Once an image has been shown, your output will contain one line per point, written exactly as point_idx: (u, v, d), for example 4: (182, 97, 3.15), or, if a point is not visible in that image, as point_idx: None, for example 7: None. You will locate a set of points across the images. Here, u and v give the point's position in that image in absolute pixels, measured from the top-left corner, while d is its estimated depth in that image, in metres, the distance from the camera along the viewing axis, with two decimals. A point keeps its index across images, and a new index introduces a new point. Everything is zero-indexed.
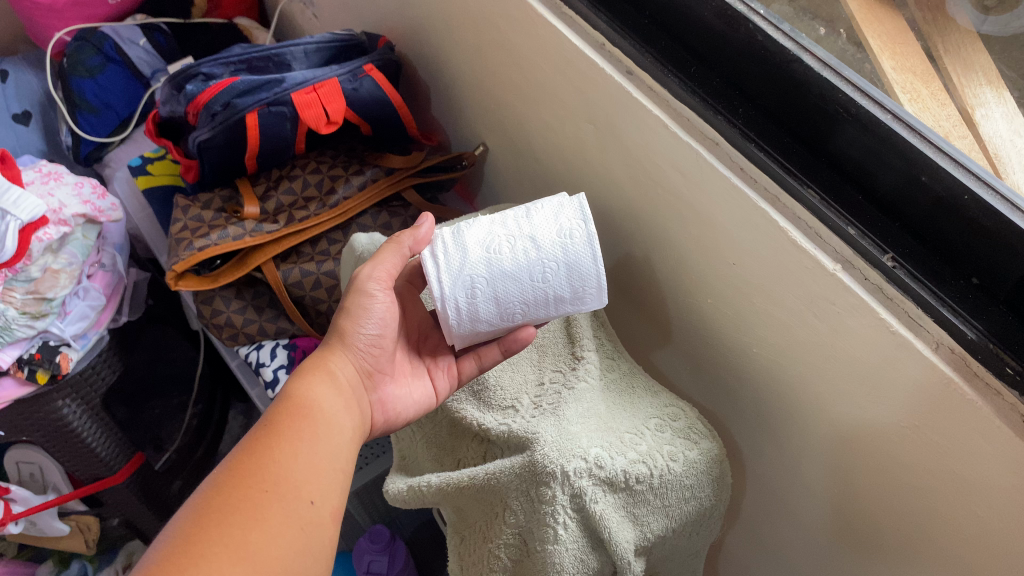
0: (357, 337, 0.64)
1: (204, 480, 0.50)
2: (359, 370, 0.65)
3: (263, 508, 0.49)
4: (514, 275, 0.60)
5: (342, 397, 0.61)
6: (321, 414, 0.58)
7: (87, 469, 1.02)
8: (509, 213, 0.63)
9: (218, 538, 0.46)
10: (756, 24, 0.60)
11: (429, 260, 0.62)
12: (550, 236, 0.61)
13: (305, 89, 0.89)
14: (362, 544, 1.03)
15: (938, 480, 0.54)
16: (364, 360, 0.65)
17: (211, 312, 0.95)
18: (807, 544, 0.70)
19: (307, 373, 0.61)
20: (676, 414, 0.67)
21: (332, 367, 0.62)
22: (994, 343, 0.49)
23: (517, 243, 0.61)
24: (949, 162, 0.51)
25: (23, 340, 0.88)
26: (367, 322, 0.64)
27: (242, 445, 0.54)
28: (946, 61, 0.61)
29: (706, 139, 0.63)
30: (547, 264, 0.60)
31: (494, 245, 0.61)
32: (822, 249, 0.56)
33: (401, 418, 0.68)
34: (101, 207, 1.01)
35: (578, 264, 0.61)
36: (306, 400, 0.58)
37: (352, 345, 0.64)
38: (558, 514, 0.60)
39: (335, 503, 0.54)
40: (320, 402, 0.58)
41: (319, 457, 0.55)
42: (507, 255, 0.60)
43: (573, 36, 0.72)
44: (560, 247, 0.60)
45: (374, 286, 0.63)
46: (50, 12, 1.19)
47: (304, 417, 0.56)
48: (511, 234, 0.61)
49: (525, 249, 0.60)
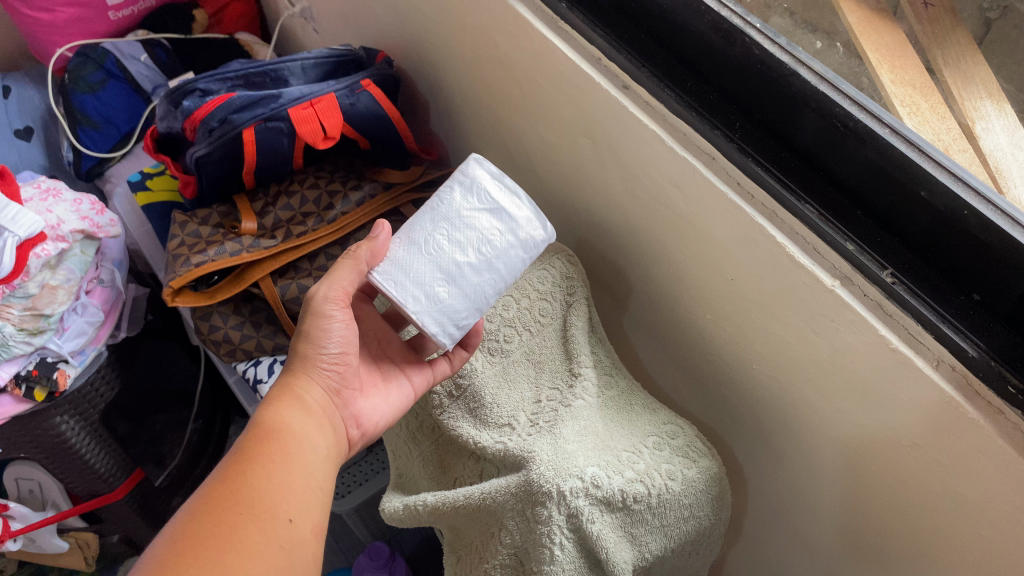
0: (320, 358, 0.62)
1: (180, 508, 0.49)
2: (327, 389, 0.63)
3: (238, 529, 0.48)
4: (499, 289, 0.63)
5: (313, 418, 0.60)
6: (292, 437, 0.57)
7: (86, 486, 1.03)
8: (466, 234, 0.61)
9: (193, 560, 0.45)
10: (752, 38, 0.60)
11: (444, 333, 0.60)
12: (512, 239, 0.62)
13: (302, 104, 0.89)
14: (362, 561, 1.02)
15: (941, 500, 0.53)
16: (332, 379, 0.63)
17: (209, 329, 0.94)
18: (812, 564, 0.68)
19: (275, 401, 0.59)
20: (674, 431, 0.67)
21: (299, 391, 0.60)
22: (994, 360, 0.48)
23: (478, 263, 0.61)
24: (949, 178, 0.50)
25: (20, 357, 0.89)
26: (327, 342, 0.62)
27: (214, 473, 0.52)
28: (946, 74, 0.61)
29: (702, 154, 0.62)
30: (518, 258, 0.62)
31: (462, 262, 0.60)
32: (820, 265, 0.55)
33: (378, 428, 0.67)
34: (100, 224, 1.00)
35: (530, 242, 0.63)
36: (277, 425, 0.57)
37: (315, 367, 0.62)
38: (554, 534, 0.59)
39: (315, 520, 0.53)
40: (290, 426, 0.57)
41: (296, 477, 0.54)
42: (483, 267, 0.61)
43: (570, 50, 0.72)
44: (513, 232, 0.62)
45: (330, 306, 0.62)
46: (51, 27, 1.20)
47: (276, 441, 0.56)
48: (479, 257, 0.61)
49: (496, 251, 0.61)
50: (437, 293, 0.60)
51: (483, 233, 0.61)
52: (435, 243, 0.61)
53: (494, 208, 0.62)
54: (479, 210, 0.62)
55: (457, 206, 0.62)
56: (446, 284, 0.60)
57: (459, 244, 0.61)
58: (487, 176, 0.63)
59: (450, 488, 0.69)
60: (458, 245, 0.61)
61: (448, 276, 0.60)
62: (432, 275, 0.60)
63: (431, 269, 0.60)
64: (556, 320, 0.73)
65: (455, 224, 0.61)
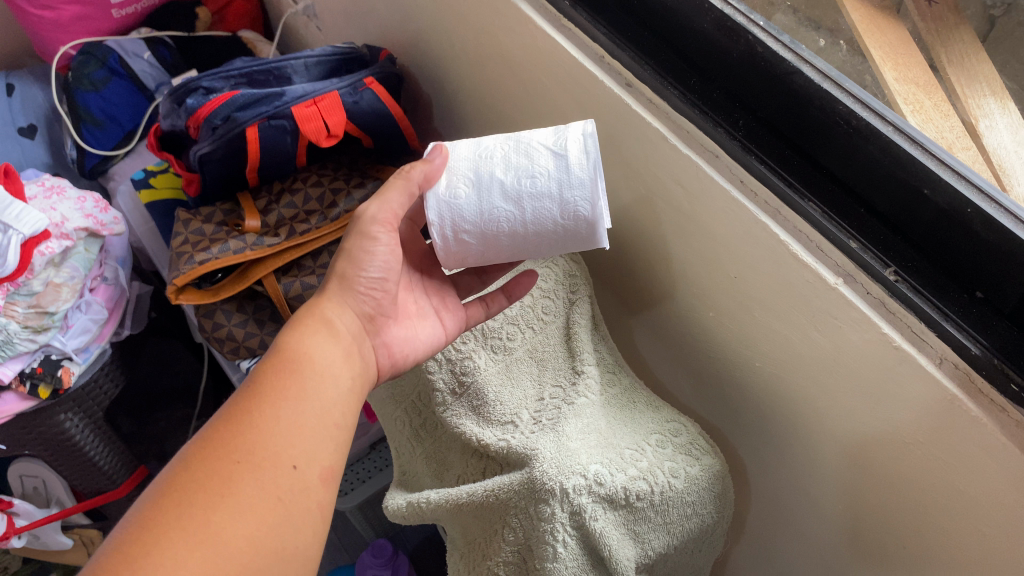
0: (357, 281, 0.62)
1: (183, 448, 0.50)
2: (359, 314, 0.63)
3: (236, 478, 0.49)
4: (511, 225, 0.58)
5: (339, 346, 0.60)
6: (312, 369, 0.56)
7: (89, 483, 1.05)
8: (518, 151, 0.59)
9: (186, 508, 0.46)
10: (756, 36, 0.60)
11: (432, 221, 0.59)
12: (554, 181, 0.57)
13: (306, 102, 0.89)
14: (366, 558, 1.03)
15: (942, 499, 0.53)
16: (367, 304, 0.64)
17: (212, 326, 0.95)
18: (814, 561, 0.69)
19: (304, 324, 0.59)
20: (676, 429, 0.67)
21: (328, 317, 0.60)
22: (999, 358, 0.48)
23: (508, 184, 0.58)
24: (952, 176, 0.50)
25: (24, 355, 0.89)
26: (369, 265, 0.62)
27: (225, 408, 0.53)
28: (949, 72, 0.61)
29: (706, 152, 0.62)
30: (549, 213, 0.58)
31: (496, 175, 0.58)
32: (822, 262, 0.55)
33: (408, 361, 0.67)
34: (103, 221, 1.01)
35: (569, 208, 0.57)
36: (299, 353, 0.57)
37: (351, 290, 0.62)
38: (558, 532, 0.59)
39: (321, 465, 0.53)
40: (313, 355, 0.57)
41: (305, 414, 0.54)
42: (512, 197, 0.58)
43: (573, 48, 0.72)
44: (561, 179, 0.57)
45: (377, 228, 0.62)
46: (55, 25, 1.20)
47: (296, 371, 0.56)
48: (511, 181, 0.58)
49: (533, 190, 0.57)
50: (461, 193, 0.59)
51: (533, 167, 0.58)
52: (495, 150, 0.60)
53: (560, 152, 0.58)
54: (542, 144, 0.58)
55: (533, 134, 0.60)
56: (470, 185, 0.59)
57: (507, 159, 0.59)
58: (581, 133, 0.58)
59: (453, 485, 0.70)
60: (504, 160, 0.58)
61: (476, 179, 0.59)
62: (466, 170, 0.60)
63: (472, 164, 0.60)
64: (558, 317, 0.73)
65: (516, 148, 0.59)
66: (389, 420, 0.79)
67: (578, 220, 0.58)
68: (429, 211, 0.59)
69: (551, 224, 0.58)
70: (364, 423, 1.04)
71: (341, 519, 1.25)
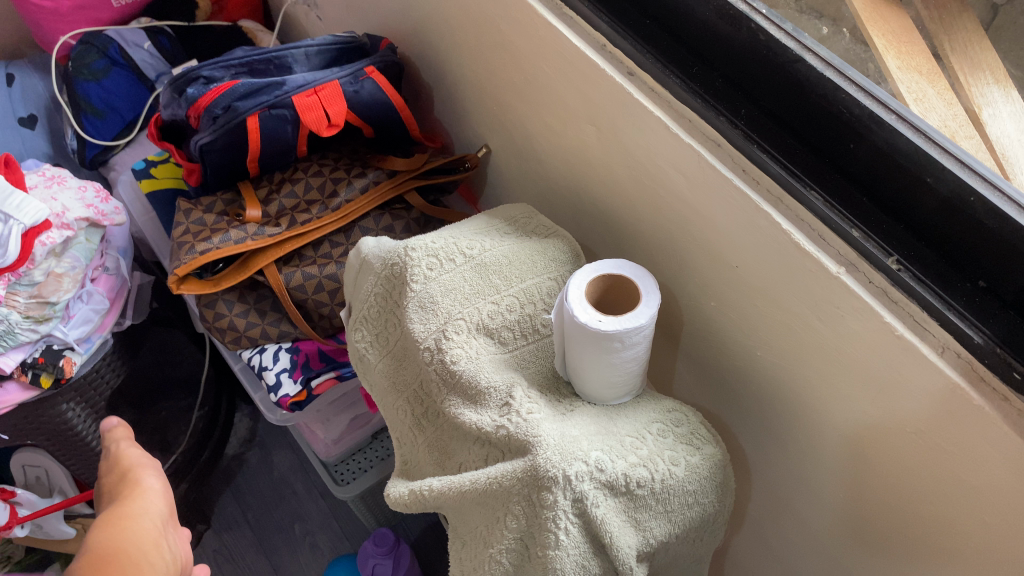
0: (149, 492, 0.71)
1: None
2: (163, 518, 0.69)
3: None
4: (607, 371, 0.62)
5: (150, 535, 0.64)
6: (128, 555, 0.60)
7: (92, 472, 1.07)
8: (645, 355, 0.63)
9: None
10: (758, 24, 0.60)
11: (615, 329, 0.57)
12: (637, 375, 0.64)
13: (306, 92, 0.89)
14: (367, 547, 1.03)
15: (943, 486, 0.54)
16: (165, 512, 0.70)
17: (214, 316, 0.95)
18: (816, 549, 0.69)
19: (106, 530, 0.63)
20: (678, 419, 0.66)
21: (133, 513, 0.66)
22: (1001, 348, 0.48)
23: (627, 366, 0.62)
24: (955, 164, 0.50)
25: (26, 344, 0.89)
26: (149, 481, 0.74)
27: None
28: (952, 60, 0.60)
29: (708, 140, 0.62)
30: (628, 381, 0.64)
31: (638, 353, 0.61)
32: (824, 251, 0.55)
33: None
34: (104, 211, 1.00)
35: (629, 385, 0.66)
36: (113, 548, 0.60)
37: (148, 497, 0.70)
38: (560, 519, 0.59)
39: None
40: (127, 544, 0.61)
41: None
42: (637, 357, 0.62)
43: (574, 36, 0.71)
44: (629, 387, 0.66)
45: (126, 447, 0.79)
46: (54, 15, 1.19)
47: (111, 561, 0.59)
48: (625, 367, 0.62)
49: (637, 368, 0.63)
50: (631, 343, 0.59)
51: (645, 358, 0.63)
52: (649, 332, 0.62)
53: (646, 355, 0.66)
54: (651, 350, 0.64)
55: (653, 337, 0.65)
56: (648, 332, 0.60)
57: (644, 352, 0.62)
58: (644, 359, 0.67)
59: (455, 473, 0.70)
60: (636, 360, 0.62)
61: (634, 343, 0.59)
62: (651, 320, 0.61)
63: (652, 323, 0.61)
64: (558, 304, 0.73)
65: (644, 354, 0.62)
66: (390, 411, 0.79)
67: (615, 396, 0.66)
68: (606, 330, 0.57)
69: (609, 387, 0.65)
70: (364, 412, 1.04)
71: (344, 510, 1.26)
